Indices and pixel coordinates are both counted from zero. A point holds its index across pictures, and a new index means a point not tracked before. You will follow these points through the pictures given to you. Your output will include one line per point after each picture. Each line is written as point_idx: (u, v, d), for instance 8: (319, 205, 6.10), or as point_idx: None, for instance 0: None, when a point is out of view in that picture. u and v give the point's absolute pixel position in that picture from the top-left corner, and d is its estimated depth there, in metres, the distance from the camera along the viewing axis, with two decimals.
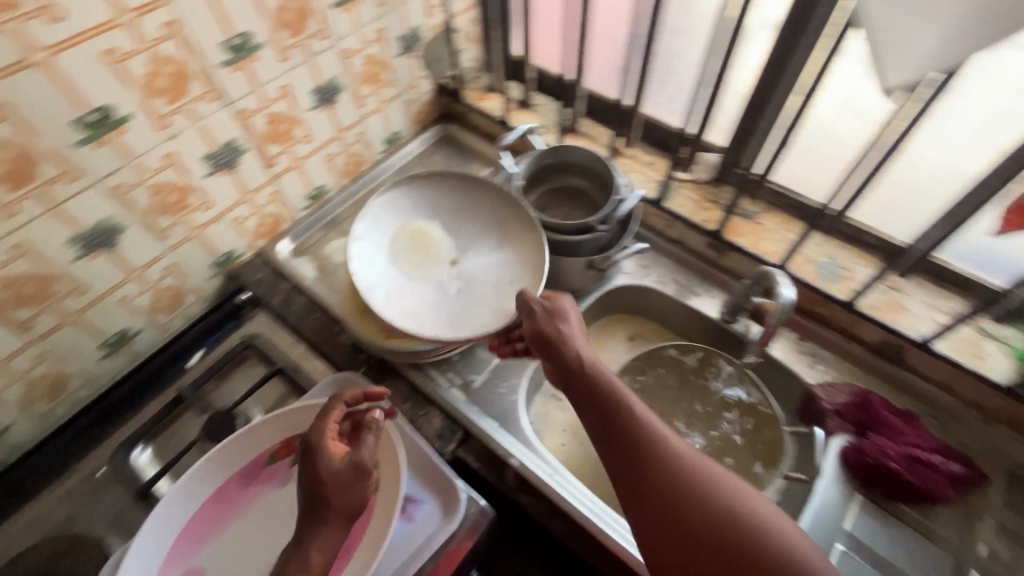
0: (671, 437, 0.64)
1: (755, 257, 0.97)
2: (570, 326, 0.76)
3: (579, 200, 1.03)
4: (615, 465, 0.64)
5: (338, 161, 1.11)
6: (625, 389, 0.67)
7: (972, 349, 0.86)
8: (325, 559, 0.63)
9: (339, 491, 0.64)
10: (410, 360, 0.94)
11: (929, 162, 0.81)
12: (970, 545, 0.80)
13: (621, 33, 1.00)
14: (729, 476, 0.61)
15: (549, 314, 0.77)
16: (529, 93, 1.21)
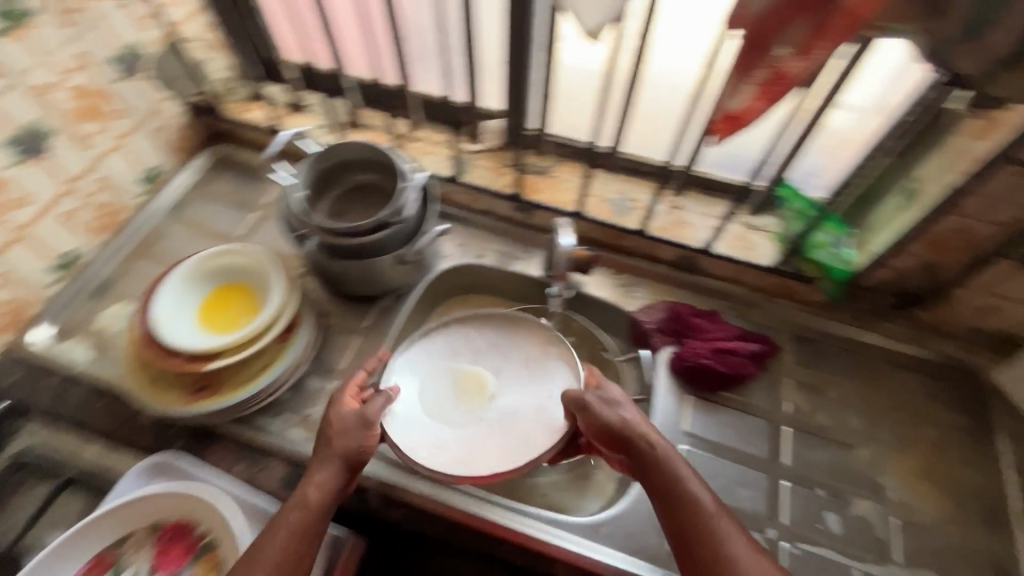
0: (713, 510, 0.70)
1: (553, 209, 1.04)
2: (627, 406, 0.77)
3: (375, 195, 1.00)
4: (679, 544, 0.69)
5: (84, 217, 0.97)
6: (679, 467, 0.72)
7: (743, 243, 1.00)
8: (321, 493, 0.73)
9: (342, 432, 0.76)
10: (235, 416, 0.85)
11: (662, 94, 0.90)
12: (777, 405, 0.93)
13: (366, 16, 0.97)
14: (757, 548, 0.68)
15: (607, 402, 0.78)
16: (296, 94, 1.15)
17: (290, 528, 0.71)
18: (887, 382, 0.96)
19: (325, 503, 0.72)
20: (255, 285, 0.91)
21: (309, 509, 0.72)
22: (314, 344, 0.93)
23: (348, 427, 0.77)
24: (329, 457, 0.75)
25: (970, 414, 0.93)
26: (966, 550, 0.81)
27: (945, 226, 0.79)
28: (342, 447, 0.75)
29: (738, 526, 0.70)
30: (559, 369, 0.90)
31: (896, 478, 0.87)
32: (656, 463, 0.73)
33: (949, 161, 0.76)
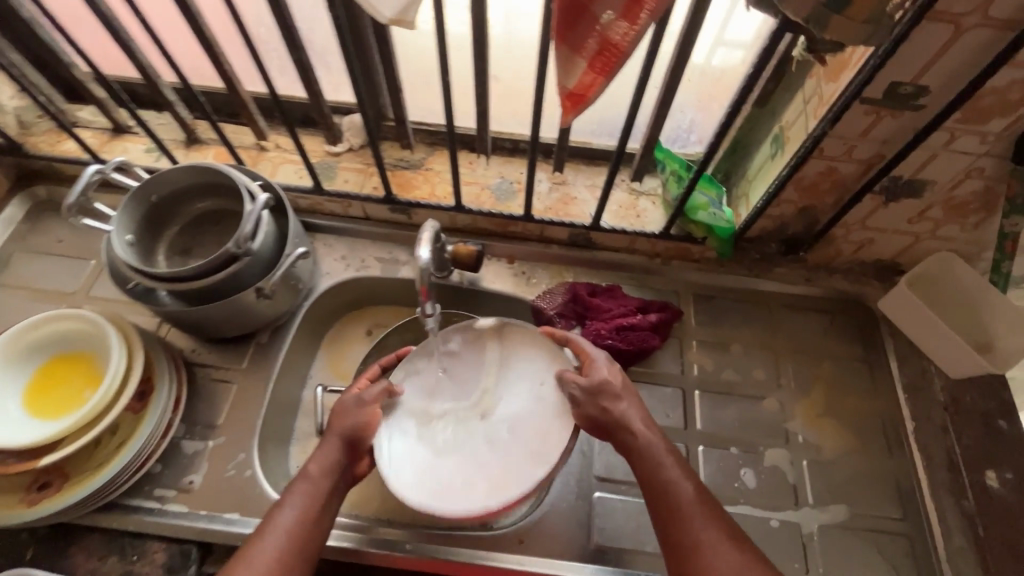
0: (690, 501, 0.66)
1: (433, 206, 0.96)
2: (616, 392, 0.70)
3: (224, 223, 0.88)
4: (659, 531, 0.66)
5: None
6: (659, 455, 0.68)
7: (631, 211, 0.97)
8: (321, 470, 0.68)
9: (344, 414, 0.71)
10: (93, 506, 0.74)
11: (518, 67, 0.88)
12: (685, 370, 0.92)
13: (175, 16, 0.85)
14: (732, 537, 0.65)
15: (597, 391, 0.70)
16: (116, 114, 0.99)
17: (299, 498, 0.67)
18: (785, 323, 0.96)
19: (332, 474, 0.69)
20: (90, 351, 0.78)
21: (315, 480, 0.68)
22: (179, 402, 0.82)
23: (348, 407, 0.72)
24: (336, 434, 0.70)
25: (862, 341, 0.95)
26: (870, 477, 0.84)
27: (812, 170, 0.78)
28: (345, 423, 0.71)
29: (716, 514, 0.66)
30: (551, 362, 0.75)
31: (801, 420, 0.89)
32: (639, 450, 0.68)
33: (808, 104, 0.73)
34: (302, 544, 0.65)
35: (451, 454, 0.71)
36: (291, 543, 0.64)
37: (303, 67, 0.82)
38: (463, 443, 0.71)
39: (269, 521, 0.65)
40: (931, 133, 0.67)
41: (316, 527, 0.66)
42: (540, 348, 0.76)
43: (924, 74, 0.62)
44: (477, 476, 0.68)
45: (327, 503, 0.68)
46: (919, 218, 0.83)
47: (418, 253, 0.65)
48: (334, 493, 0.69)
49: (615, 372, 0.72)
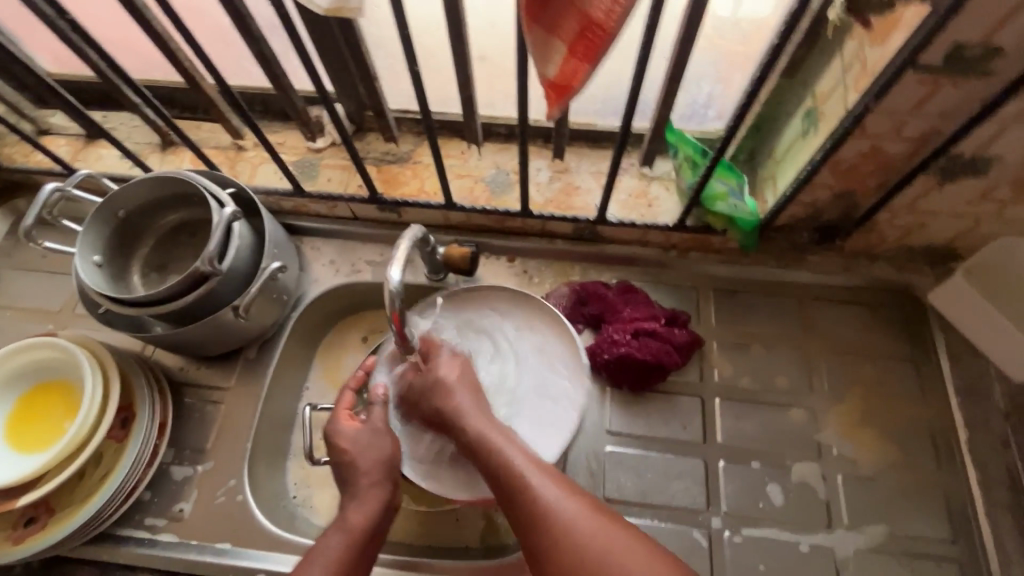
0: (524, 470, 0.56)
1: (423, 204, 0.88)
2: (450, 378, 0.66)
3: (198, 236, 0.82)
4: (507, 517, 0.56)
5: None
6: (495, 442, 0.59)
7: (642, 200, 0.86)
8: (361, 518, 0.62)
9: (362, 451, 0.65)
10: (79, 541, 0.72)
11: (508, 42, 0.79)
12: (703, 377, 0.83)
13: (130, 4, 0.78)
14: (588, 512, 0.53)
15: (428, 386, 0.67)
16: None
17: (330, 556, 0.59)
18: (819, 319, 0.86)
19: (371, 525, 0.62)
20: (67, 379, 0.75)
21: (352, 533, 0.61)
22: (165, 426, 0.79)
23: (362, 444, 0.66)
24: (363, 484, 0.64)
25: (909, 338, 0.84)
26: (914, 493, 0.75)
27: (851, 151, 0.66)
28: (370, 466, 0.65)
29: (583, 498, 0.55)
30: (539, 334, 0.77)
31: (835, 430, 0.79)
32: (479, 438, 0.61)
33: (847, 73, 0.61)
34: None
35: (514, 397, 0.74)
36: None
37: (265, 59, 0.74)
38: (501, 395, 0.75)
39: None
40: (1003, 103, 0.55)
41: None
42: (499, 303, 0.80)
43: (996, 32, 0.49)
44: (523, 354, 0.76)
45: (361, 560, 0.61)
46: (982, 199, 0.70)
47: (389, 275, 0.58)
48: (370, 547, 0.62)
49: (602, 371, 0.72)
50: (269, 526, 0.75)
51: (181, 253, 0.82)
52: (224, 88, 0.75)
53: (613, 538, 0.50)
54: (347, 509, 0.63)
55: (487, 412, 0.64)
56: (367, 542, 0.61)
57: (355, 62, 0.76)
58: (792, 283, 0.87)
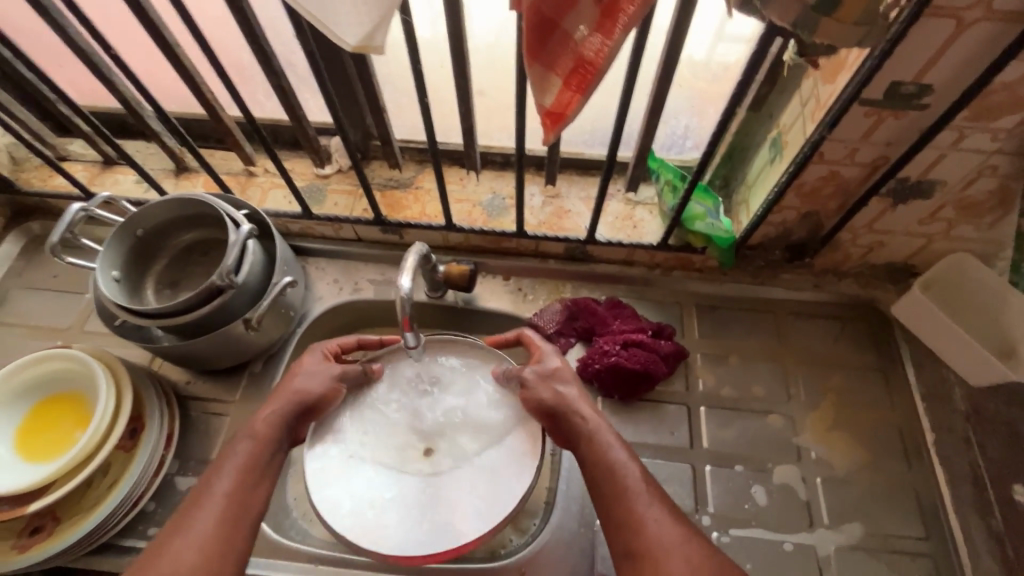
0: (630, 477, 0.62)
1: (424, 225, 0.94)
2: (564, 377, 0.68)
3: (210, 254, 0.87)
4: (599, 512, 0.62)
5: None
6: (609, 447, 0.63)
7: (628, 222, 0.94)
8: (269, 427, 0.64)
9: (298, 378, 0.68)
10: (82, 550, 0.73)
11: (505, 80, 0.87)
12: (689, 387, 0.88)
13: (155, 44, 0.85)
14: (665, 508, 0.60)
15: (543, 375, 0.68)
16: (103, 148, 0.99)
17: (239, 462, 0.61)
18: (793, 333, 0.92)
19: (277, 435, 0.64)
20: (78, 391, 0.77)
21: (260, 441, 0.63)
22: (172, 437, 0.81)
23: (305, 373, 0.69)
24: (284, 396, 0.66)
25: (876, 349, 0.91)
26: (887, 493, 0.80)
27: (813, 175, 0.74)
28: (300, 390, 0.67)
29: (663, 500, 0.61)
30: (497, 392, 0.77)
31: (812, 434, 0.84)
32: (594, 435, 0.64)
33: (804, 108, 0.69)
34: (245, 505, 0.59)
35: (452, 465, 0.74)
36: (226, 507, 0.58)
37: (284, 92, 0.81)
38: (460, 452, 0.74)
39: (206, 488, 0.59)
40: (937, 133, 0.63)
41: (250, 498, 0.60)
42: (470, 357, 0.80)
43: (927, 72, 0.58)
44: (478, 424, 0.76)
45: (265, 472, 0.62)
46: (931, 219, 0.78)
47: (400, 283, 0.63)
48: (276, 459, 0.64)
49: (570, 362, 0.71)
50: None
51: (192, 269, 0.86)
52: (247, 118, 0.82)
53: (705, 560, 0.56)
54: (236, 446, 0.63)
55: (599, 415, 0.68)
56: (270, 450, 0.63)
57: (366, 95, 0.83)
58: (767, 299, 0.94)
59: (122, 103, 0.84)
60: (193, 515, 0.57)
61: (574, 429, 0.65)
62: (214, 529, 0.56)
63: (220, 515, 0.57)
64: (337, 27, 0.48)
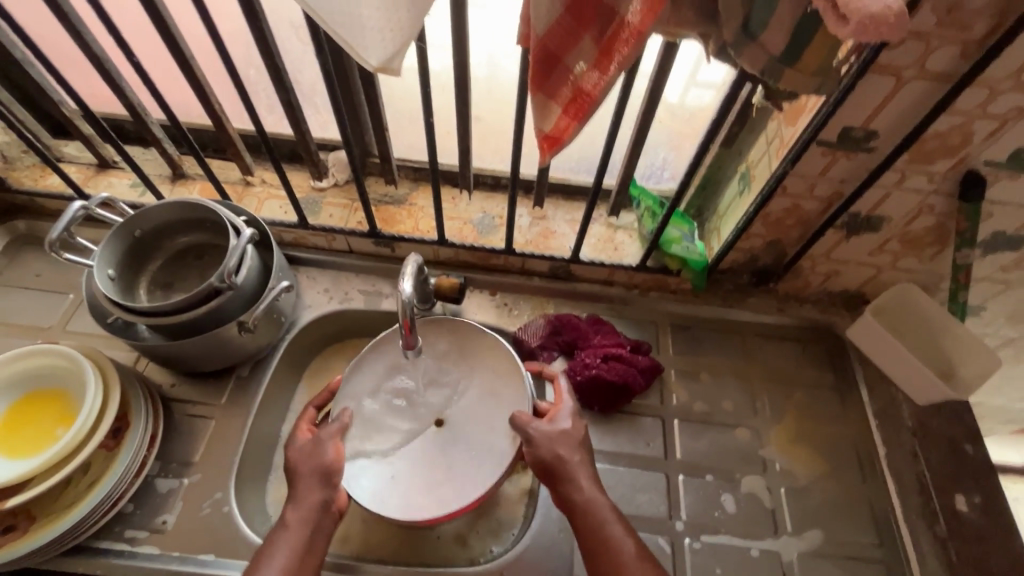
0: (625, 553, 0.64)
1: (416, 239, 0.98)
2: (570, 441, 0.69)
3: (206, 258, 0.88)
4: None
5: None
6: (606, 521, 0.65)
7: (609, 244, 1.00)
8: (299, 515, 0.66)
9: (306, 457, 0.70)
10: (55, 551, 0.71)
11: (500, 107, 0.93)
12: (664, 401, 0.93)
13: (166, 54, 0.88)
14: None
15: (551, 434, 0.68)
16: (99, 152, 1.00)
17: (279, 553, 0.64)
18: (758, 353, 0.99)
19: (308, 520, 0.66)
20: (64, 388, 0.77)
21: (291, 529, 0.65)
22: (155, 438, 0.81)
23: (304, 453, 0.71)
24: (301, 483, 0.68)
25: (833, 370, 0.98)
26: (844, 502, 0.86)
27: (777, 206, 0.82)
28: (310, 473, 0.69)
29: (656, 575, 0.64)
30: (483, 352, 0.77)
31: (776, 447, 0.90)
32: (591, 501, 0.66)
33: (770, 146, 0.77)
34: None
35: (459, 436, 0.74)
36: None
37: (291, 106, 0.85)
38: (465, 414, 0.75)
39: None
40: (883, 173, 0.72)
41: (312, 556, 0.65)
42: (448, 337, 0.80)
43: (874, 119, 0.67)
44: (478, 391, 0.77)
45: (308, 555, 0.65)
46: (880, 251, 0.87)
47: (401, 287, 0.66)
48: (316, 539, 0.66)
49: (578, 425, 0.72)
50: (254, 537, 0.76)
51: (187, 272, 0.87)
52: (261, 133, 0.84)
53: None
54: (284, 514, 0.67)
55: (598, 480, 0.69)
56: (307, 537, 0.65)
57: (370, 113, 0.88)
58: (735, 320, 1.01)
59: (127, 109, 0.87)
60: None
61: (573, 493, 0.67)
62: None
63: None
64: (360, 48, 0.52)
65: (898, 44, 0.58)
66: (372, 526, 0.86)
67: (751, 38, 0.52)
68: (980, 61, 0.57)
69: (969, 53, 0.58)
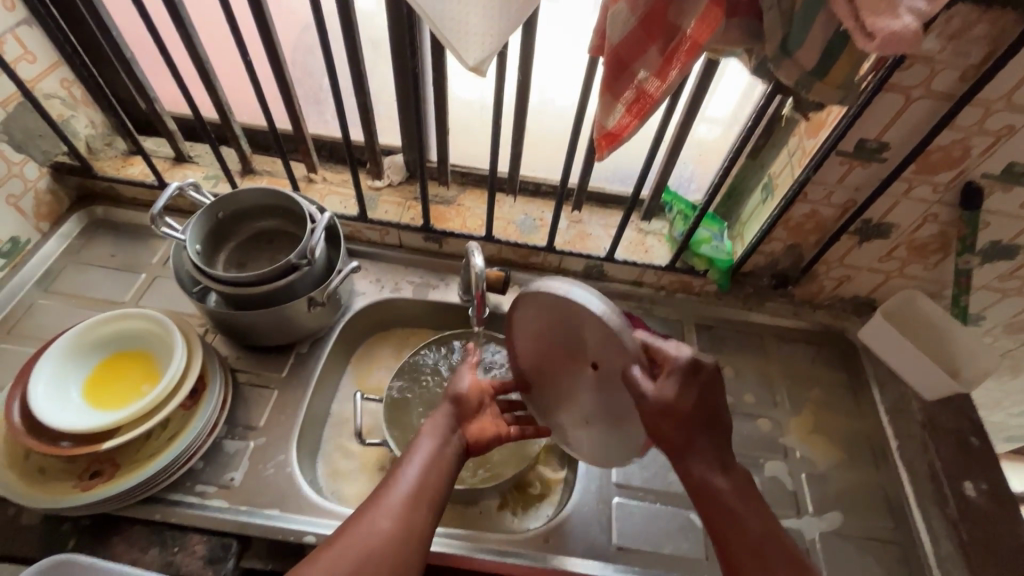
0: (754, 536, 0.64)
1: (465, 235, 1.07)
2: (679, 405, 0.63)
3: (278, 242, 0.96)
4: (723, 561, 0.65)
5: None
6: (732, 503, 0.65)
7: (641, 247, 1.09)
8: (434, 434, 0.72)
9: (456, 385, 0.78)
10: (134, 499, 0.76)
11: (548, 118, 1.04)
12: None
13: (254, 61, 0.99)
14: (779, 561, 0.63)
15: (660, 407, 0.62)
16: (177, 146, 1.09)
17: (418, 462, 0.68)
18: (777, 352, 1.07)
19: (441, 437, 0.72)
20: (152, 351, 0.83)
21: (429, 441, 0.71)
22: (225, 403, 0.86)
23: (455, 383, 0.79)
24: (444, 405, 0.76)
25: (846, 369, 1.06)
26: (860, 489, 0.92)
27: (798, 212, 0.91)
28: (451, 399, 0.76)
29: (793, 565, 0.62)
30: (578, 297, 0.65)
31: (796, 437, 0.97)
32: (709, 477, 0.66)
33: (792, 157, 0.88)
34: (422, 500, 0.65)
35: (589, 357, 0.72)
36: (409, 499, 0.65)
37: (365, 108, 0.95)
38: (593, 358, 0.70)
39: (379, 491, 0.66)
40: (892, 181, 0.82)
41: (440, 470, 0.69)
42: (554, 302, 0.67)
43: (886, 132, 0.77)
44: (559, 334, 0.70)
45: (440, 471, 0.69)
46: (888, 257, 0.97)
47: (474, 258, 0.74)
48: (447, 456, 0.71)
49: (690, 390, 0.64)
50: (316, 495, 0.82)
51: (260, 253, 0.95)
52: (346, 136, 0.95)
53: None
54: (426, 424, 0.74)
55: (729, 461, 0.67)
56: (439, 453, 0.70)
57: (434, 120, 0.99)
58: (756, 322, 1.09)
59: (216, 107, 0.97)
60: (384, 496, 0.65)
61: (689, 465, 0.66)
62: (398, 526, 0.63)
63: (402, 510, 0.64)
64: (461, 48, 0.62)
65: (907, 67, 0.69)
66: None
67: (788, 54, 0.62)
68: (976, 82, 0.68)
69: (967, 77, 0.69)
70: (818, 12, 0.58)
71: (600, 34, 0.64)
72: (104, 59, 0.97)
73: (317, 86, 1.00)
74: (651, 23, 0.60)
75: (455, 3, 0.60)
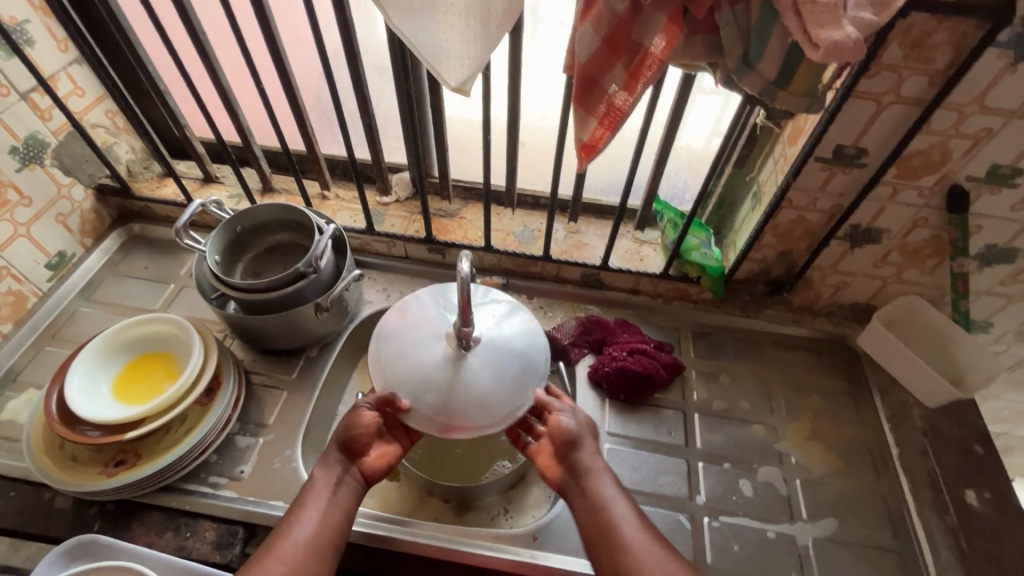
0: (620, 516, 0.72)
1: (465, 246, 1.12)
2: (576, 420, 0.80)
3: (290, 253, 1.04)
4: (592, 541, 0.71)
5: None
6: (602, 488, 0.74)
7: (636, 255, 1.11)
8: (324, 488, 0.74)
9: (346, 431, 0.79)
10: (151, 487, 0.82)
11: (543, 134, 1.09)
12: (685, 396, 1.02)
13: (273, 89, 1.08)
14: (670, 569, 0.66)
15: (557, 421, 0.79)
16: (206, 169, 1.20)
17: (307, 517, 0.71)
18: (774, 359, 1.07)
19: (330, 495, 0.74)
20: (174, 352, 0.92)
21: (316, 493, 0.74)
22: (238, 401, 0.92)
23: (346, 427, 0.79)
24: (333, 458, 0.78)
25: (846, 376, 1.05)
26: (857, 496, 0.91)
27: (785, 218, 0.93)
28: (337, 449, 0.78)
29: (656, 539, 0.70)
30: (478, 419, 0.75)
31: (791, 442, 0.97)
32: (602, 510, 0.72)
33: (776, 165, 0.90)
34: (316, 554, 0.69)
35: (500, 352, 0.80)
36: (303, 553, 0.68)
37: (371, 128, 1.03)
38: (486, 371, 0.78)
39: (286, 529, 0.70)
40: (874, 186, 0.83)
41: (338, 512, 0.73)
42: (450, 410, 0.76)
43: (862, 138, 0.79)
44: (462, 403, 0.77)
45: (331, 529, 0.71)
46: (883, 262, 0.96)
47: (461, 266, 0.75)
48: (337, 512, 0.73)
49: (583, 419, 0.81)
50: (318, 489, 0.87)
51: (269, 264, 1.03)
52: (349, 153, 1.02)
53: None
54: (313, 471, 0.77)
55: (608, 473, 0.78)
56: (330, 510, 0.73)
57: (434, 138, 1.06)
58: (753, 329, 1.10)
59: (238, 131, 1.06)
60: (283, 538, 0.69)
61: (584, 505, 0.73)
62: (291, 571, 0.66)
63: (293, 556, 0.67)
64: (445, 71, 0.68)
65: (873, 75, 0.71)
66: (412, 496, 0.95)
67: (750, 66, 0.65)
68: (944, 87, 0.70)
69: (936, 81, 0.71)
70: (773, 25, 0.61)
71: (572, 54, 0.70)
72: (143, 91, 1.08)
73: (329, 110, 1.09)
74: (615, 41, 0.65)
75: (434, 34, 0.66)
